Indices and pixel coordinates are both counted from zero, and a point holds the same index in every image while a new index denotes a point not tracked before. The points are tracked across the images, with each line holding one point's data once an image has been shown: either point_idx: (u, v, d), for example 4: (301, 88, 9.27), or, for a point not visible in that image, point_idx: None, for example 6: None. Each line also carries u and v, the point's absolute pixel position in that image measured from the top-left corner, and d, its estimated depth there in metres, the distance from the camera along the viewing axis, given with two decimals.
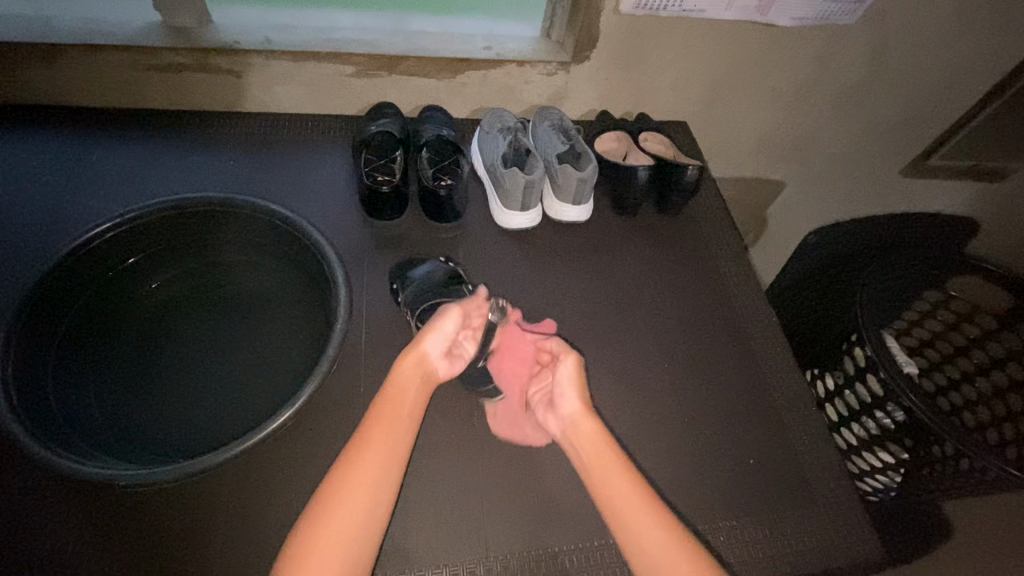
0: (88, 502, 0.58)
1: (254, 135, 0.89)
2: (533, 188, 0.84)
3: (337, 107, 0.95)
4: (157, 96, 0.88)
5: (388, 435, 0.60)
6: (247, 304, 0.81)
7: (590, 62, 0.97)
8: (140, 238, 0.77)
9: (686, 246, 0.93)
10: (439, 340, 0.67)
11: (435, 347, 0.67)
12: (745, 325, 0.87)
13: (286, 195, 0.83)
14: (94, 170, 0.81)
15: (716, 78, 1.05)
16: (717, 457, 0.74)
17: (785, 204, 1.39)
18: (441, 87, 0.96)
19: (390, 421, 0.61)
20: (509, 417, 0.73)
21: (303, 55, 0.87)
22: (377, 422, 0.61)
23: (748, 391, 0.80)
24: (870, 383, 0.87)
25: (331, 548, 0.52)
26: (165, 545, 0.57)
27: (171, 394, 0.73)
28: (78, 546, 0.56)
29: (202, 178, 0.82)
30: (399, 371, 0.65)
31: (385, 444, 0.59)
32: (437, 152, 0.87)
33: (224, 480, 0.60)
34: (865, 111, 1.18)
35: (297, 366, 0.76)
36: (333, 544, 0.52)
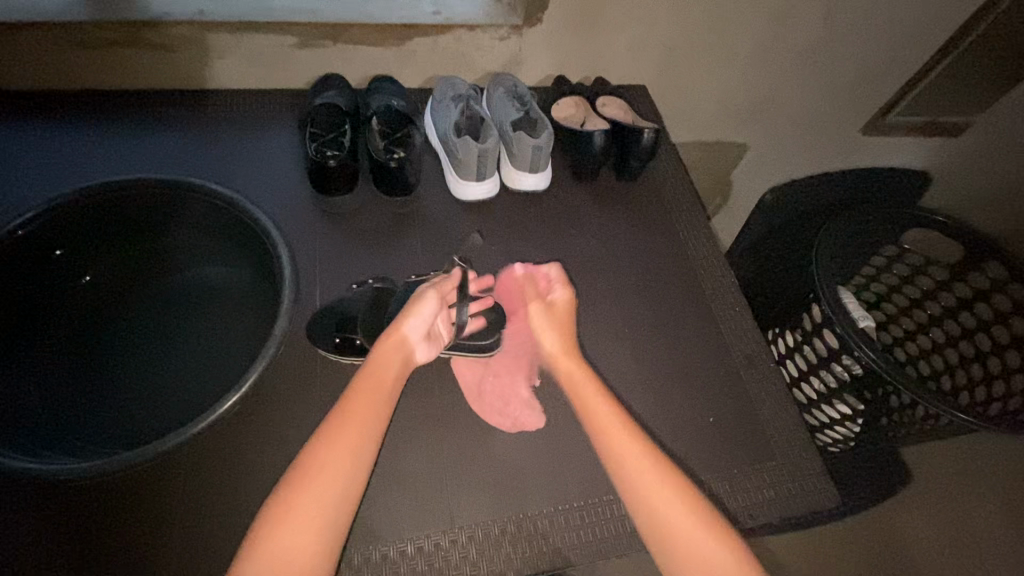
0: (30, 501, 0.56)
1: (191, 113, 0.85)
2: (488, 157, 0.83)
3: (281, 81, 0.91)
4: (85, 76, 0.83)
5: (357, 437, 0.57)
6: (196, 292, 0.79)
7: (542, 25, 0.94)
8: (73, 226, 0.73)
9: (646, 211, 0.93)
10: (420, 323, 0.66)
11: (415, 329, 0.66)
12: (706, 288, 0.87)
13: (228, 175, 0.80)
14: (17, 155, 0.76)
15: (673, 39, 1.03)
16: (679, 418, 0.75)
17: (748, 169, 1.40)
18: (389, 56, 0.92)
19: (361, 419, 0.58)
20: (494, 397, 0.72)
21: (239, 25, 0.82)
22: (346, 419, 0.58)
23: (709, 353, 0.81)
24: (827, 338, 0.89)
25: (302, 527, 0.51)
26: (119, 536, 0.56)
27: (118, 385, 0.71)
28: (23, 547, 0.54)
29: (137, 161, 0.78)
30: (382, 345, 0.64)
31: (354, 446, 0.56)
32: (388, 124, 0.84)
33: (175, 470, 0.59)
34: (823, 70, 1.18)
35: (250, 350, 0.74)
36: (294, 548, 0.50)
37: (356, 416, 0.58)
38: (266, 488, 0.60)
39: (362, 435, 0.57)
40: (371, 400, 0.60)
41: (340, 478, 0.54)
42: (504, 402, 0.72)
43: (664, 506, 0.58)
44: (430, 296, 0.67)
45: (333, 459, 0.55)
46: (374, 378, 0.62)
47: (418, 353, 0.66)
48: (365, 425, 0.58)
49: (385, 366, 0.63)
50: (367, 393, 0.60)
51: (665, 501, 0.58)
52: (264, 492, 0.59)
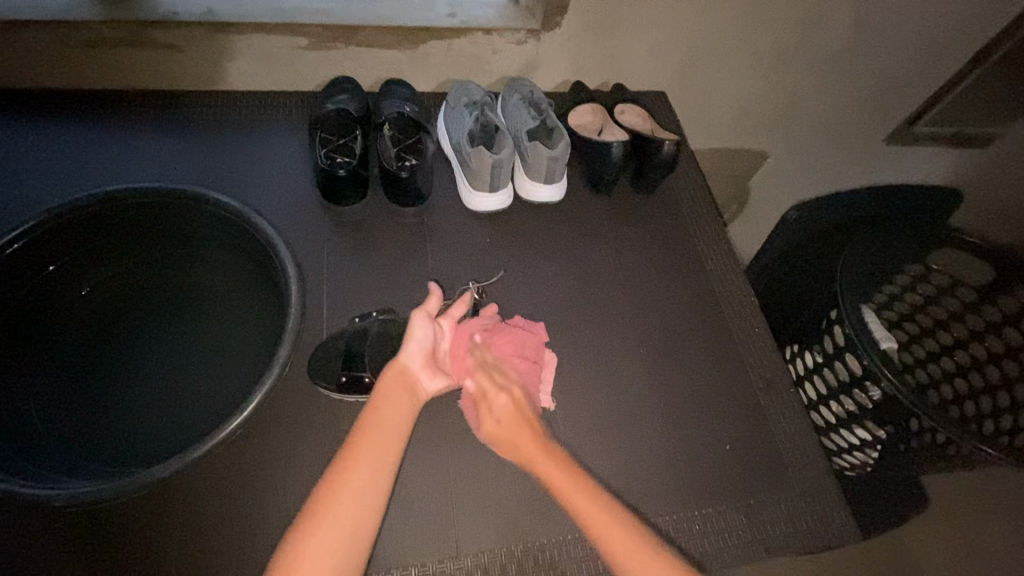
0: (30, 519, 0.55)
1: (196, 116, 0.83)
2: (502, 168, 0.80)
3: (291, 83, 0.88)
4: (92, 75, 0.81)
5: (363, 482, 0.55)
6: (197, 301, 0.77)
7: (561, 29, 0.91)
8: (74, 233, 0.72)
9: (664, 225, 0.90)
10: (418, 350, 0.65)
11: (415, 357, 0.64)
12: (724, 307, 0.84)
13: (233, 183, 0.78)
14: (21, 159, 0.74)
15: (696, 44, 1.00)
16: (694, 444, 0.73)
17: (768, 178, 1.36)
18: (403, 59, 0.90)
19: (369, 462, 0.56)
20: None
21: (250, 26, 0.80)
22: (351, 462, 0.56)
23: (726, 376, 0.78)
24: (848, 361, 0.86)
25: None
26: (118, 557, 0.55)
27: (116, 400, 0.69)
28: (21, 566, 0.53)
29: (141, 167, 0.77)
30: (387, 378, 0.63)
31: (361, 493, 0.55)
32: (400, 130, 0.82)
33: (176, 490, 0.58)
34: (849, 77, 1.14)
35: (254, 365, 0.72)
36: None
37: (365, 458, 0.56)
38: (269, 510, 0.58)
39: (368, 479, 0.56)
40: (381, 441, 0.58)
41: (346, 524, 0.53)
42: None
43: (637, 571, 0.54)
44: (422, 321, 0.65)
45: (340, 504, 0.54)
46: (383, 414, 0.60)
47: (422, 381, 0.64)
48: (372, 467, 0.56)
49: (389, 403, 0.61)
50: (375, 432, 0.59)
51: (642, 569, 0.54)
52: (266, 515, 0.58)
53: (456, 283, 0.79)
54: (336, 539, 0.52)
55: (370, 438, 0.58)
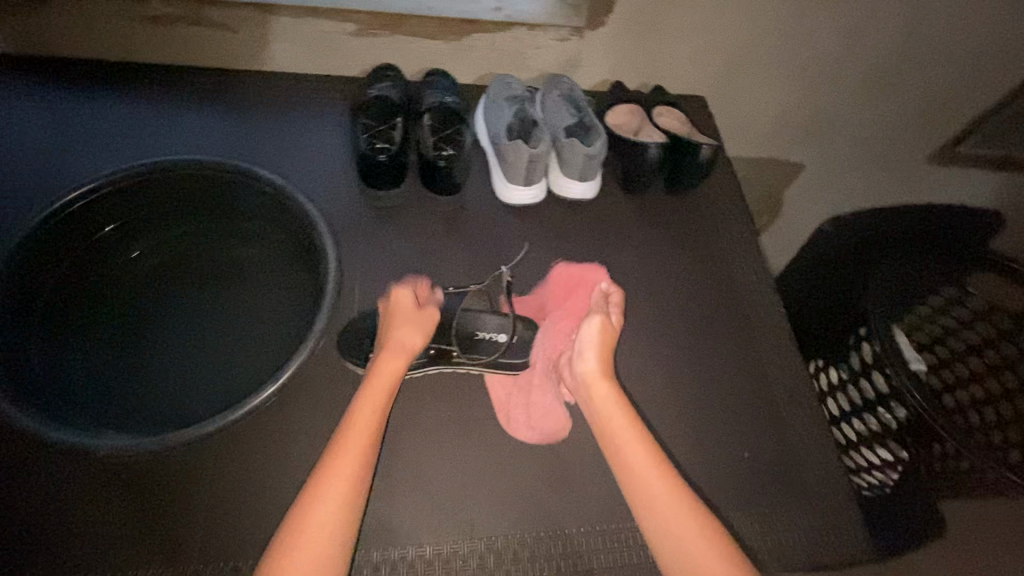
0: (72, 468, 0.58)
1: (246, 94, 0.86)
2: (538, 162, 0.81)
3: (336, 68, 0.90)
4: (149, 50, 0.84)
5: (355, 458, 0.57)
6: (236, 271, 0.79)
7: (605, 28, 0.91)
8: (125, 199, 0.75)
9: (695, 230, 0.89)
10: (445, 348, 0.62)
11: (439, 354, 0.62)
12: (751, 316, 0.84)
13: (277, 161, 0.80)
14: (79, 125, 0.78)
15: (739, 51, 0.99)
16: (712, 450, 0.73)
17: (802, 191, 1.34)
18: (446, 50, 0.91)
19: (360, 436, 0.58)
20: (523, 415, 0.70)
21: (302, 9, 0.82)
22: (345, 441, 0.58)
23: (748, 385, 0.78)
24: (875, 379, 0.85)
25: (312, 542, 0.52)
26: (150, 511, 0.57)
27: (152, 361, 0.71)
28: (61, 511, 0.56)
29: (191, 140, 0.79)
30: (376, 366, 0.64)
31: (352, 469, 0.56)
32: (439, 120, 0.83)
33: (208, 452, 0.60)
34: (894, 92, 1.12)
35: (285, 339, 0.74)
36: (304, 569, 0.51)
37: (356, 431, 0.58)
38: (293, 478, 0.60)
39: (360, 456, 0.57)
40: (372, 416, 0.60)
41: (343, 492, 0.55)
42: (535, 417, 0.70)
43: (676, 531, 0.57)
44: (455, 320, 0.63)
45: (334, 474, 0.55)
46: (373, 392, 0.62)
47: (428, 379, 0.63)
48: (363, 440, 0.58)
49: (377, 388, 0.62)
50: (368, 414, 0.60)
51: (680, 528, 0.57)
52: (290, 482, 0.60)
53: (484, 273, 0.80)
54: (334, 510, 0.53)
55: (362, 412, 0.60)
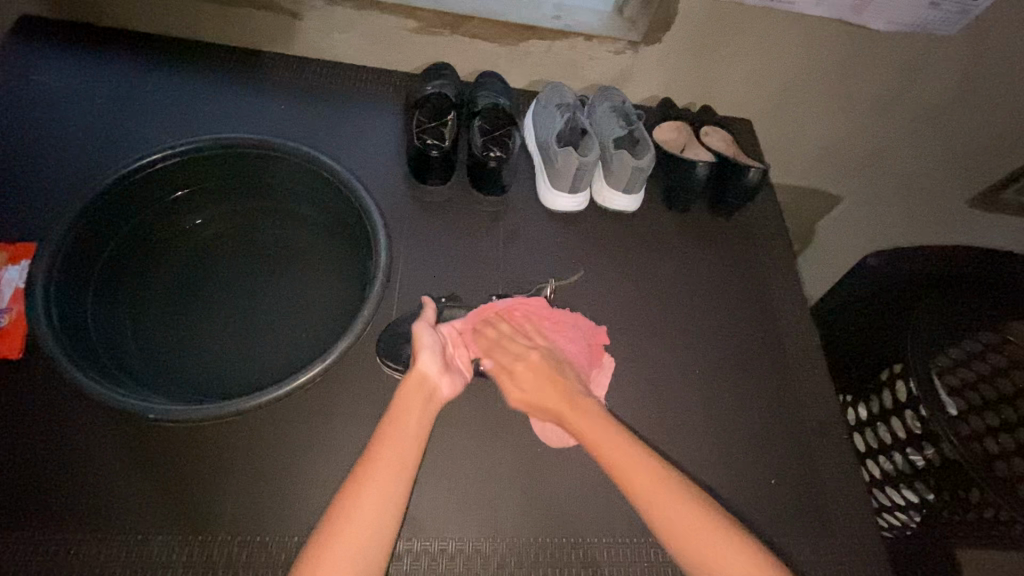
0: (114, 427, 0.59)
1: (309, 79, 0.88)
2: (586, 171, 0.81)
3: (393, 62, 0.92)
4: (214, 30, 0.86)
5: (389, 472, 0.55)
6: (286, 250, 0.81)
7: (661, 45, 0.92)
8: (187, 173, 0.77)
9: (735, 252, 0.89)
10: (433, 355, 0.64)
11: (431, 363, 0.64)
12: (786, 342, 0.83)
13: (335, 146, 0.82)
14: (147, 95, 0.80)
15: (792, 77, 0.99)
16: (738, 472, 0.72)
17: (838, 222, 1.35)
18: (502, 54, 0.92)
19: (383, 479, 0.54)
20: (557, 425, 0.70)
21: (368, 3, 0.84)
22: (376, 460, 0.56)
23: (778, 411, 0.78)
24: (907, 419, 0.84)
25: (341, 551, 0.49)
26: (186, 476, 0.58)
27: (201, 331, 0.73)
28: (100, 468, 0.57)
29: (252, 119, 0.81)
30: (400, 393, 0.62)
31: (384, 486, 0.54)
32: (490, 121, 0.84)
33: (244, 424, 0.61)
34: (943, 132, 1.11)
35: (328, 322, 0.75)
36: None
37: (380, 476, 0.54)
38: (325, 459, 0.61)
39: (393, 473, 0.55)
40: (397, 457, 0.56)
41: (377, 508, 0.52)
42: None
43: (659, 509, 0.55)
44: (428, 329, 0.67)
45: (368, 487, 0.53)
46: (397, 432, 0.58)
47: (441, 387, 0.64)
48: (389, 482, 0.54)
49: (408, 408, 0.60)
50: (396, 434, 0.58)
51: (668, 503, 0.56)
52: (323, 462, 0.61)
53: (524, 276, 0.80)
54: (362, 522, 0.51)
55: (386, 455, 0.56)
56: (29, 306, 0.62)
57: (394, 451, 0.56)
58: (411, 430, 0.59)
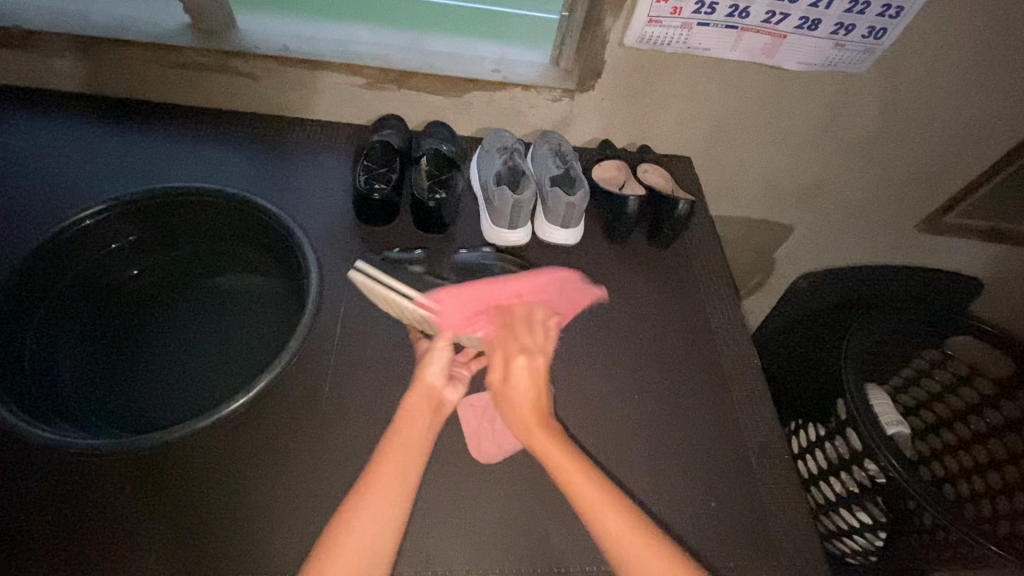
0: (35, 463, 0.61)
1: (258, 132, 0.94)
2: (521, 208, 0.86)
3: (347, 116, 0.99)
4: (178, 93, 0.93)
5: (398, 469, 0.63)
6: (227, 296, 0.85)
7: (594, 92, 0.98)
8: (134, 222, 0.82)
9: (676, 281, 0.92)
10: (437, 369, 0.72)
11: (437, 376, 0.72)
12: (727, 366, 0.85)
13: (276, 192, 0.86)
14: (100, 150, 0.86)
15: (724, 117, 1.06)
16: (680, 495, 0.72)
17: (793, 252, 1.39)
18: (447, 105, 0.99)
19: (386, 490, 0.61)
20: (490, 444, 0.70)
21: (317, 63, 0.90)
22: (384, 464, 0.63)
23: (721, 434, 0.78)
24: (849, 438, 0.84)
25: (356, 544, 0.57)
26: (106, 510, 0.60)
27: (136, 374, 0.76)
28: (20, 504, 0.59)
29: (198, 169, 0.86)
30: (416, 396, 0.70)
31: (394, 483, 0.62)
32: (435, 165, 0.90)
33: (168, 458, 0.63)
34: (876, 161, 1.17)
35: (263, 360, 0.78)
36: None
37: (386, 474, 0.62)
38: (248, 493, 0.62)
39: (401, 471, 0.63)
40: (405, 458, 0.64)
41: (385, 504, 0.60)
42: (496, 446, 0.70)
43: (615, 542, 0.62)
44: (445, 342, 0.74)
45: (383, 483, 0.61)
46: (402, 437, 0.66)
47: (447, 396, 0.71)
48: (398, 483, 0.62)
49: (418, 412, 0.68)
50: (403, 439, 0.66)
51: (598, 506, 0.64)
52: (247, 494, 0.62)
53: None
54: (374, 514, 0.59)
55: (392, 458, 0.64)
56: None
57: (400, 454, 0.64)
58: (418, 435, 0.67)
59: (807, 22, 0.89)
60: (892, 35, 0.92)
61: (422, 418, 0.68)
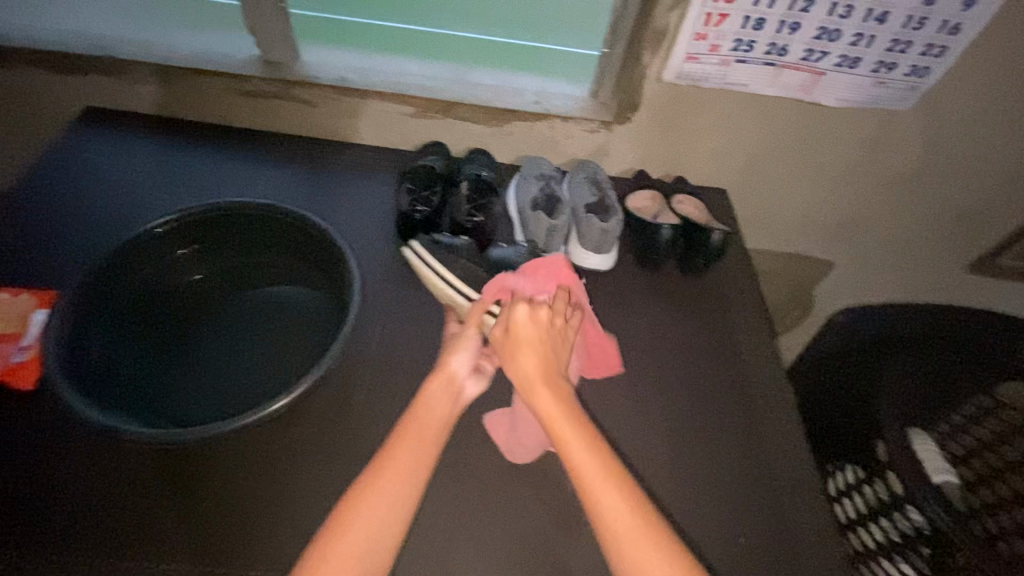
0: (94, 447, 0.66)
1: (315, 155, 1.00)
2: (556, 232, 0.88)
3: (394, 141, 1.05)
4: (244, 118, 1.01)
5: (400, 470, 0.61)
6: (274, 304, 0.89)
7: (631, 124, 1.01)
8: (198, 232, 0.89)
9: (708, 309, 0.92)
10: (466, 357, 0.71)
11: (463, 364, 0.71)
12: (759, 397, 0.84)
13: (327, 209, 0.92)
14: (174, 166, 0.94)
15: (760, 151, 1.07)
16: (705, 525, 0.71)
17: (831, 291, 1.37)
18: (489, 133, 1.04)
19: (389, 492, 0.59)
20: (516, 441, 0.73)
21: (371, 93, 0.97)
22: (387, 463, 0.61)
23: (750, 466, 0.77)
24: (891, 482, 0.82)
25: (352, 548, 0.56)
26: (151, 496, 0.63)
27: (187, 372, 0.80)
28: (75, 484, 0.63)
29: (259, 185, 0.93)
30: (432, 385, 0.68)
31: (397, 484, 0.60)
32: (475, 190, 0.93)
33: (211, 451, 0.67)
34: (920, 199, 1.15)
35: (302, 367, 0.82)
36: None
37: (388, 476, 0.60)
38: (282, 491, 0.65)
39: (405, 470, 0.61)
40: (416, 450, 0.63)
41: (382, 508, 0.58)
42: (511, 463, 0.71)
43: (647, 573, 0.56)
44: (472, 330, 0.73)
45: (387, 485, 0.60)
46: (412, 433, 0.64)
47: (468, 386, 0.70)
48: (408, 479, 0.61)
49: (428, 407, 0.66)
50: (409, 438, 0.63)
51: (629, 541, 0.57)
52: (282, 493, 0.65)
53: None
54: (374, 517, 0.58)
55: (399, 456, 0.62)
56: (44, 341, 0.72)
57: (406, 452, 0.62)
58: (428, 432, 0.64)
59: (846, 60, 0.90)
60: (935, 74, 0.92)
61: (433, 416, 0.66)
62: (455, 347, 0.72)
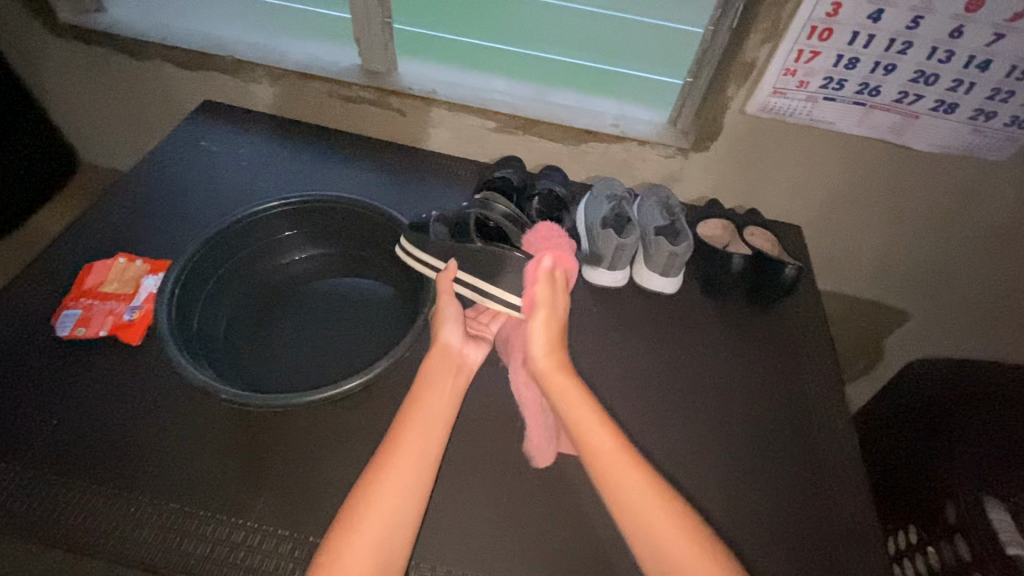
0: (187, 402, 0.72)
1: (404, 159, 1.06)
2: (623, 250, 0.90)
3: (474, 153, 1.10)
4: (341, 121, 1.10)
5: (411, 454, 0.63)
6: (352, 293, 0.95)
7: (708, 152, 1.02)
8: (295, 220, 0.96)
9: (773, 344, 0.91)
10: (455, 328, 0.76)
11: (454, 335, 0.75)
12: (822, 439, 0.81)
13: (410, 211, 0.98)
14: (279, 159, 1.03)
15: (841, 191, 1.04)
16: (752, 560, 0.70)
17: (906, 342, 1.30)
18: (565, 152, 1.07)
19: (404, 476, 0.61)
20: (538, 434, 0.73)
21: (458, 106, 1.03)
22: (397, 447, 0.63)
23: (805, 508, 0.74)
24: (957, 546, 0.79)
25: (376, 525, 0.57)
26: (231, 452, 0.69)
27: (271, 346, 0.87)
28: (169, 432, 0.70)
29: (352, 183, 1.01)
30: (431, 370, 0.72)
31: (409, 469, 0.62)
32: (546, 205, 0.97)
33: (285, 419, 0.72)
34: (1014, 255, 1.08)
35: (370, 354, 0.86)
36: (363, 552, 0.55)
37: (402, 458, 0.62)
38: (345, 465, 0.69)
39: (416, 454, 0.63)
40: (427, 424, 0.66)
41: (399, 492, 0.60)
42: (563, 471, 0.73)
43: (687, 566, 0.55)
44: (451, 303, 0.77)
45: (401, 467, 0.61)
46: (418, 421, 0.66)
47: (467, 353, 0.75)
48: (422, 451, 0.63)
49: (434, 397, 0.69)
50: (417, 426, 0.66)
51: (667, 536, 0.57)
52: (345, 468, 0.69)
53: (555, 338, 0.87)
54: (392, 497, 0.59)
55: (409, 441, 0.64)
56: (158, 300, 0.80)
57: (414, 438, 0.64)
58: (434, 419, 0.67)
59: (943, 105, 0.88)
60: None
61: (439, 404, 0.68)
62: (445, 320, 0.76)
